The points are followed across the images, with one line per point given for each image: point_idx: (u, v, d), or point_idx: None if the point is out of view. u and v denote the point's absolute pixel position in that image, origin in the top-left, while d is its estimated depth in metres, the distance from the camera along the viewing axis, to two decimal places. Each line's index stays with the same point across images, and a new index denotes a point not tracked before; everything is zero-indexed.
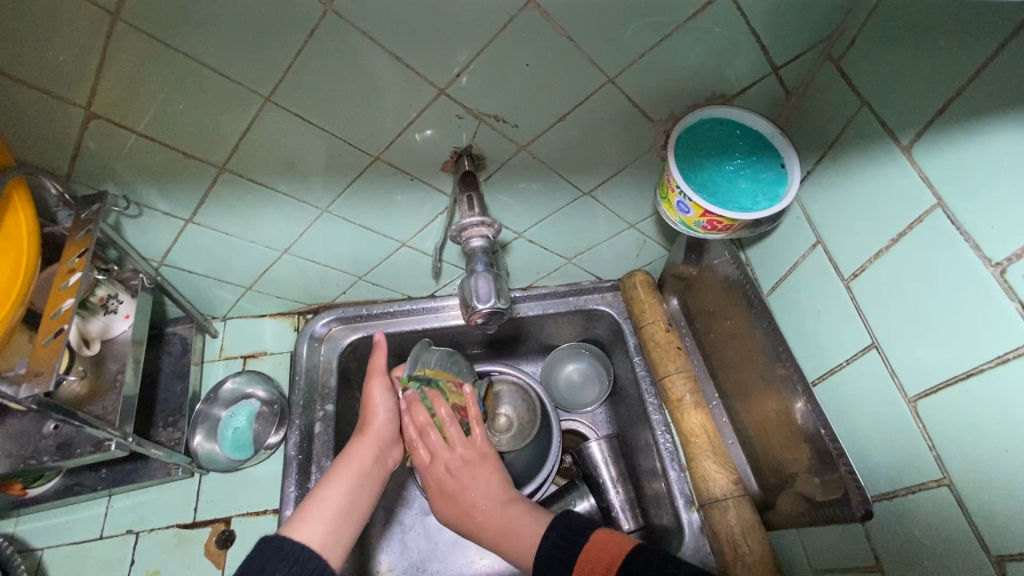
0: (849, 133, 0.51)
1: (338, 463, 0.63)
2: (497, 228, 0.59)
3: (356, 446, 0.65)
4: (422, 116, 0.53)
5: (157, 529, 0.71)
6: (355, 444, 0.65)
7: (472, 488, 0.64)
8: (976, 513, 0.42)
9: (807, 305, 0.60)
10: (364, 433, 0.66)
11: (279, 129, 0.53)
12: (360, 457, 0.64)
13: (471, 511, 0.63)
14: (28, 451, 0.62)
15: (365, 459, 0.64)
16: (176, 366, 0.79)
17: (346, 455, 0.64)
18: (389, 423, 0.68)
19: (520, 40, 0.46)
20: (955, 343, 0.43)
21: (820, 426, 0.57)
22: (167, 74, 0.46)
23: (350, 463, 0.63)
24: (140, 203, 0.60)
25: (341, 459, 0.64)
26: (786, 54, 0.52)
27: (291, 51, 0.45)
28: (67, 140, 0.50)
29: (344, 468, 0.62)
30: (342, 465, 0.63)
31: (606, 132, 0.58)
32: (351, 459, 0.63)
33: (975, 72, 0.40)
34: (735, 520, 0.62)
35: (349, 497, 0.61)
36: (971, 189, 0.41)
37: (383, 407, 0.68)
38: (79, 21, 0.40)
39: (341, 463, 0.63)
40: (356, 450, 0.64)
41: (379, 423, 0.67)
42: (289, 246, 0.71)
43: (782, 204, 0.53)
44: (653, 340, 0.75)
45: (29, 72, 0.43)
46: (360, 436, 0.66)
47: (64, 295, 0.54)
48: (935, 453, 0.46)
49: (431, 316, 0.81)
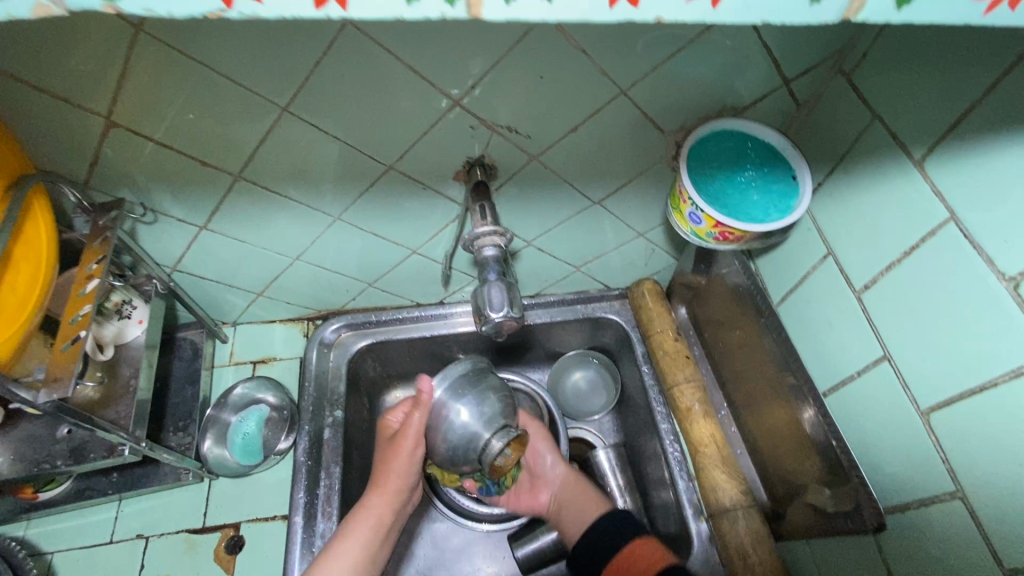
0: (860, 146, 0.51)
1: (355, 516, 0.63)
2: (509, 238, 0.60)
3: (371, 499, 0.64)
4: (436, 126, 0.54)
5: (166, 534, 0.71)
6: (371, 496, 0.64)
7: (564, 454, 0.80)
8: (989, 526, 0.42)
9: (817, 316, 0.60)
10: (380, 485, 0.64)
11: (296, 139, 0.54)
12: (375, 512, 0.63)
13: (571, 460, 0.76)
14: (41, 455, 0.63)
15: (385, 513, 0.64)
16: (187, 370, 0.80)
17: (362, 507, 0.63)
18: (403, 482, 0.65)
19: (535, 53, 0.47)
20: (967, 356, 0.43)
21: (830, 436, 0.58)
22: (187, 85, 0.46)
23: (366, 518, 0.62)
24: (156, 210, 0.61)
25: (358, 513, 0.63)
26: (797, 68, 0.52)
27: (310, 62, 0.45)
28: (87, 148, 0.51)
29: (361, 523, 0.62)
30: (359, 519, 0.62)
31: (617, 142, 0.59)
32: (366, 515, 0.63)
33: (990, 85, 0.40)
34: (745, 531, 0.62)
35: (367, 551, 0.61)
36: (984, 203, 0.41)
37: (403, 467, 0.64)
38: (103, 34, 0.41)
39: (359, 515, 0.63)
40: (372, 503, 0.63)
41: (395, 484, 0.64)
42: (301, 253, 0.72)
43: (794, 215, 0.53)
44: (662, 350, 0.76)
45: (51, 82, 0.44)
46: (377, 488, 0.65)
47: (82, 301, 0.55)
48: (948, 465, 0.46)
49: (440, 323, 0.82)
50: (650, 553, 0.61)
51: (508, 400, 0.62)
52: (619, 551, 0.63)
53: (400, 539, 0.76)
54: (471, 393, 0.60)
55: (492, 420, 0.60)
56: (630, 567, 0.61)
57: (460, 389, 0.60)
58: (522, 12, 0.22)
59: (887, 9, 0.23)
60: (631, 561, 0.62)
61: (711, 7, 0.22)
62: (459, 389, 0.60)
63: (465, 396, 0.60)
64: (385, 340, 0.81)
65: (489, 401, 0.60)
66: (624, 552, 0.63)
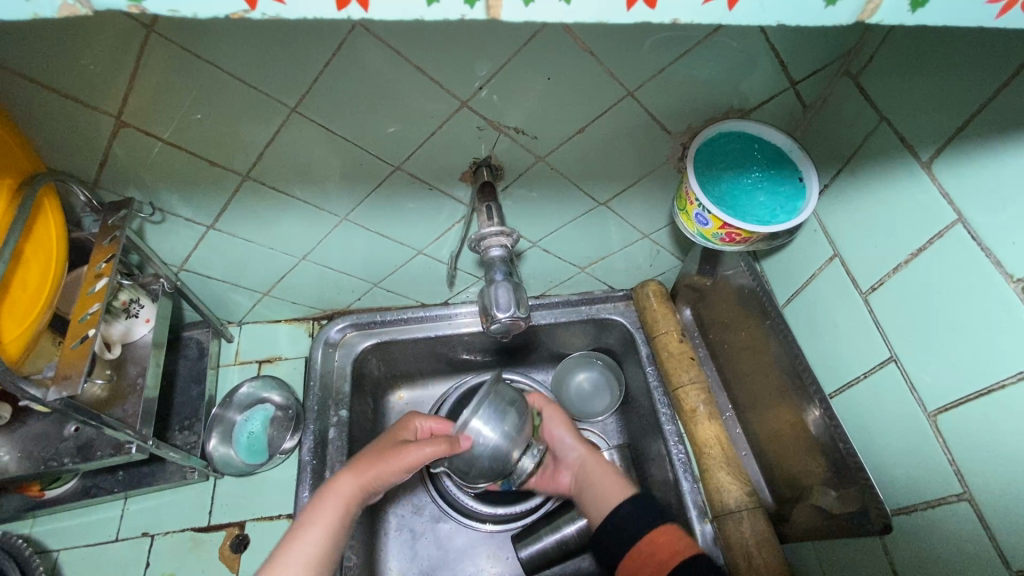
0: (867, 148, 0.52)
1: (323, 498, 0.60)
2: (516, 238, 0.60)
3: (341, 480, 0.61)
4: (444, 127, 0.54)
5: (172, 532, 0.71)
6: (344, 478, 0.61)
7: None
8: (997, 528, 0.42)
9: (823, 318, 0.60)
10: (355, 469, 0.62)
11: (304, 139, 0.54)
12: (345, 495, 0.60)
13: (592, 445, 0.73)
14: (48, 453, 0.63)
15: (351, 499, 0.60)
16: (193, 369, 0.80)
17: (331, 489, 0.60)
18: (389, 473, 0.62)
19: (543, 54, 0.47)
20: (975, 358, 0.43)
21: (837, 438, 0.58)
22: (196, 85, 0.47)
23: (336, 501, 0.60)
24: (164, 209, 0.61)
25: (327, 493, 0.60)
26: (804, 70, 0.52)
27: (319, 63, 0.46)
28: (96, 147, 0.52)
29: (327, 507, 0.59)
30: (326, 502, 0.59)
31: (623, 143, 0.59)
32: (336, 496, 0.60)
33: (1001, 85, 0.40)
34: (750, 532, 0.62)
35: (329, 540, 0.57)
36: (992, 205, 0.41)
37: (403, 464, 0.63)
38: (114, 35, 0.41)
39: (326, 497, 0.60)
40: (343, 484, 0.61)
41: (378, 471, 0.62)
42: (307, 253, 0.72)
43: (801, 217, 0.54)
44: (666, 351, 0.76)
45: (62, 82, 0.44)
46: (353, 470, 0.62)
47: (92, 300, 0.56)
48: (955, 467, 0.46)
49: (445, 323, 0.82)
50: (673, 542, 0.58)
51: (528, 414, 0.64)
52: (638, 538, 0.60)
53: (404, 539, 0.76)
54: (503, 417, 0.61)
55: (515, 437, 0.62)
56: (653, 552, 0.58)
57: (491, 412, 0.60)
58: (540, 13, 0.23)
59: (902, 12, 0.23)
60: (654, 546, 0.58)
61: (727, 9, 0.22)
62: (492, 415, 0.60)
63: (492, 418, 0.60)
64: (390, 340, 0.81)
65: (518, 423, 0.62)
66: (646, 537, 0.59)
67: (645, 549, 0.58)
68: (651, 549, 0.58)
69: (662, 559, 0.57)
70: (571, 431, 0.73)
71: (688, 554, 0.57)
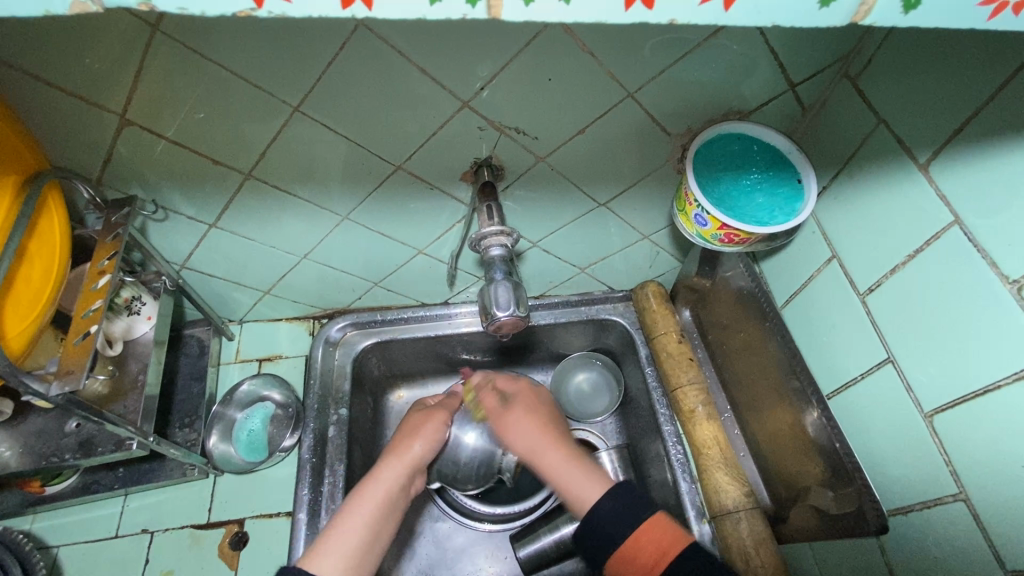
0: (865, 150, 0.52)
1: (365, 485, 0.60)
2: (516, 238, 0.61)
3: (383, 467, 0.62)
4: (445, 127, 0.54)
5: (172, 529, 0.72)
6: (386, 465, 0.62)
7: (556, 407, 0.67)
8: (992, 528, 0.43)
9: (821, 319, 0.60)
10: (394, 454, 0.64)
11: (306, 137, 0.54)
12: (388, 480, 0.61)
13: (543, 427, 0.62)
14: (49, 449, 0.63)
15: (393, 485, 0.61)
16: (193, 367, 0.80)
17: (373, 476, 0.61)
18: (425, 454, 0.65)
19: (543, 55, 0.47)
20: (971, 359, 0.44)
21: (833, 439, 0.58)
22: (199, 83, 0.47)
23: (378, 485, 0.60)
24: (167, 207, 0.61)
25: (370, 481, 0.61)
26: (803, 72, 0.53)
27: (322, 62, 0.46)
28: (101, 146, 0.52)
29: (371, 493, 0.59)
30: (369, 489, 0.60)
31: (623, 144, 0.59)
32: (380, 482, 0.60)
33: (992, 94, 0.40)
34: (747, 533, 0.62)
35: (373, 527, 0.58)
36: (988, 207, 0.41)
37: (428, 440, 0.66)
38: (120, 34, 0.42)
39: (369, 485, 0.60)
40: (385, 471, 0.62)
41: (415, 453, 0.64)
42: (308, 252, 0.72)
43: (799, 218, 0.54)
44: (665, 351, 0.76)
45: (68, 80, 0.45)
46: (392, 456, 0.64)
47: (94, 296, 0.56)
48: (951, 468, 0.46)
49: (445, 322, 0.82)
50: (658, 540, 0.51)
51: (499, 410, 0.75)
52: (622, 544, 0.52)
53: (402, 537, 0.77)
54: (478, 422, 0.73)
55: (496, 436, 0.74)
56: (633, 559, 0.51)
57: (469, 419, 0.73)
58: (539, 14, 0.23)
59: (895, 14, 0.23)
60: (636, 550, 0.51)
61: (724, 11, 0.23)
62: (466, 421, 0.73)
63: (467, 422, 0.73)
64: (390, 339, 0.81)
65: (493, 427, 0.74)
66: (629, 539, 0.52)
67: (625, 558, 0.51)
68: (629, 561, 0.51)
69: (644, 565, 0.51)
70: (522, 420, 0.63)
71: (675, 557, 0.50)
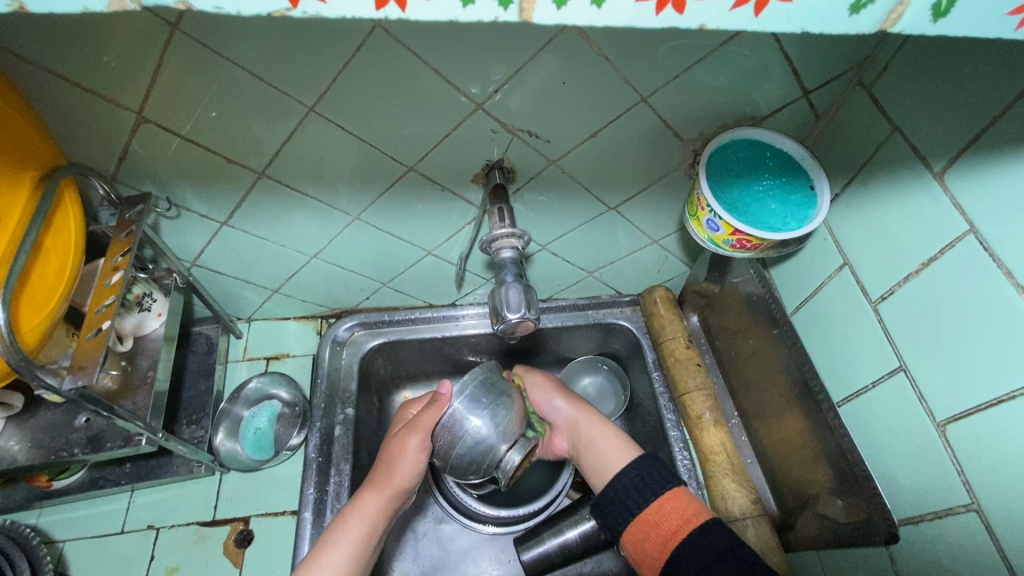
0: (879, 158, 0.52)
1: (347, 517, 0.61)
2: (527, 240, 0.61)
3: (364, 498, 0.63)
4: (459, 129, 0.55)
5: (177, 526, 0.72)
6: (367, 498, 0.62)
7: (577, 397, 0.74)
8: (1004, 539, 0.42)
9: (832, 327, 0.60)
10: (376, 484, 0.63)
11: (320, 138, 0.54)
12: (368, 513, 0.61)
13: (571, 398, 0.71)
14: (59, 443, 0.64)
15: (377, 515, 0.62)
16: (202, 364, 0.81)
17: (355, 509, 0.62)
18: (409, 477, 0.64)
19: (559, 59, 0.47)
20: (985, 368, 0.43)
21: (843, 447, 0.58)
22: (215, 82, 0.47)
23: (360, 520, 0.61)
24: (180, 205, 0.62)
25: (351, 515, 0.61)
26: (817, 79, 0.53)
27: (338, 63, 0.46)
28: (117, 143, 0.52)
29: (349, 529, 0.60)
30: (348, 524, 0.61)
31: (635, 148, 0.59)
32: (358, 516, 0.61)
33: (997, 114, 0.41)
34: (753, 540, 0.62)
35: (355, 561, 0.59)
36: (1003, 217, 0.41)
37: (409, 464, 0.63)
38: (141, 32, 0.42)
39: (350, 518, 0.61)
40: (367, 504, 0.62)
41: (398, 478, 0.63)
42: (318, 251, 0.73)
43: (812, 225, 0.54)
44: (672, 357, 0.76)
45: (88, 78, 0.45)
46: (374, 488, 0.63)
47: (108, 292, 0.56)
48: (963, 478, 0.46)
49: (452, 324, 0.82)
50: (682, 509, 0.54)
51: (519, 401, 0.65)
52: (646, 505, 0.55)
53: (406, 538, 0.77)
54: (489, 404, 0.62)
55: (506, 432, 0.63)
56: (657, 524, 0.53)
57: (479, 397, 0.62)
58: (571, 17, 0.23)
59: (925, 22, 0.23)
60: (661, 515, 0.54)
61: (754, 16, 0.23)
62: (477, 399, 0.62)
63: (480, 407, 0.62)
64: (397, 340, 0.81)
65: (503, 413, 0.63)
66: (652, 505, 0.55)
67: (648, 522, 0.54)
68: (645, 531, 0.54)
69: (667, 531, 0.53)
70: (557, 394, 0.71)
71: (697, 526, 0.52)
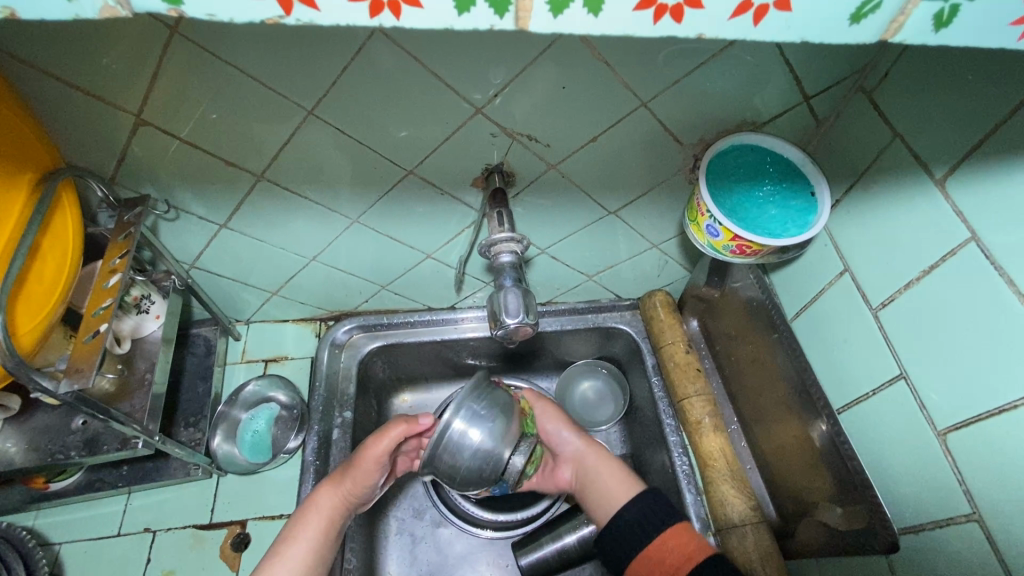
0: (880, 164, 0.52)
1: (305, 514, 0.61)
2: (526, 244, 0.61)
3: (322, 494, 0.62)
4: (459, 133, 0.55)
5: (174, 529, 0.71)
6: (322, 493, 0.62)
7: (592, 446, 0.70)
8: (1004, 548, 0.42)
9: (831, 333, 0.60)
10: (334, 480, 0.63)
11: (320, 140, 0.54)
12: (326, 510, 0.61)
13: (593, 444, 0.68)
14: (55, 445, 0.63)
15: (334, 509, 0.62)
16: (200, 366, 0.81)
17: (311, 503, 0.61)
18: (370, 479, 0.63)
19: (558, 63, 0.47)
20: (985, 376, 0.43)
21: (844, 453, 0.58)
22: (213, 85, 0.47)
23: (316, 515, 0.61)
24: (179, 207, 0.61)
25: (308, 512, 0.61)
26: (818, 85, 0.53)
27: (338, 67, 0.46)
28: (115, 145, 0.52)
29: (309, 524, 0.60)
30: (307, 519, 0.61)
31: (635, 152, 0.59)
32: (314, 513, 0.61)
33: (996, 124, 0.41)
34: (753, 546, 0.62)
35: (313, 557, 0.59)
36: (1005, 225, 0.41)
37: (370, 464, 0.62)
38: (139, 34, 0.42)
39: (308, 515, 0.61)
40: (324, 499, 0.61)
41: (356, 479, 0.62)
42: (317, 254, 0.73)
43: (812, 231, 0.54)
44: (672, 361, 0.75)
45: (87, 81, 0.45)
46: (331, 484, 0.63)
47: (105, 295, 0.56)
48: (964, 487, 0.45)
49: (451, 327, 0.82)
50: (684, 545, 0.52)
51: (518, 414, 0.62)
52: (648, 540, 0.54)
53: (403, 541, 0.77)
54: (489, 415, 0.58)
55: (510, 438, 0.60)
56: (660, 562, 0.52)
57: (477, 410, 0.58)
58: (568, 25, 0.23)
59: (925, 32, 0.23)
60: (664, 552, 0.52)
61: (753, 26, 0.23)
62: (479, 410, 0.57)
63: (484, 418, 0.58)
64: (396, 343, 0.81)
65: (505, 419, 0.59)
66: (654, 542, 0.53)
67: (650, 559, 0.52)
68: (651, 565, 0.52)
69: (670, 567, 0.51)
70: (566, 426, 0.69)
71: (698, 563, 0.50)
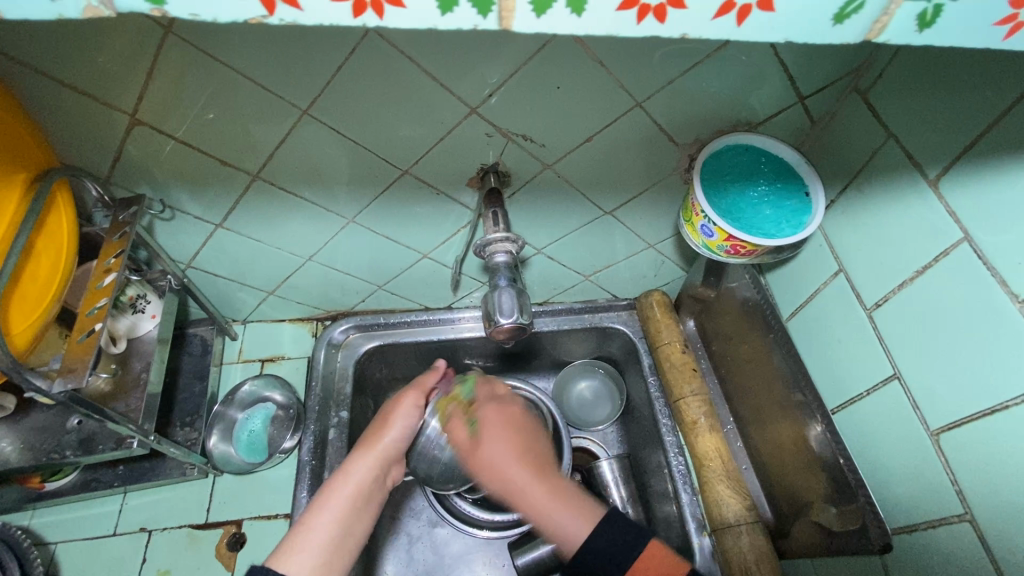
0: (874, 164, 0.52)
1: (336, 480, 0.59)
2: (520, 244, 0.61)
3: (355, 460, 0.61)
4: (454, 133, 0.55)
5: (170, 529, 0.71)
6: (356, 458, 0.61)
7: (532, 442, 0.63)
8: (996, 549, 0.42)
9: (827, 334, 0.60)
10: (366, 447, 0.62)
11: (314, 140, 0.54)
12: (358, 474, 0.60)
13: (525, 454, 0.60)
14: (51, 445, 0.63)
15: (366, 476, 0.60)
16: (196, 366, 0.81)
17: (344, 469, 0.60)
18: (400, 442, 0.63)
19: (553, 63, 0.47)
20: (978, 377, 0.43)
21: (837, 454, 0.58)
22: (208, 85, 0.47)
23: (347, 480, 0.59)
24: (174, 206, 0.61)
25: (340, 477, 0.59)
26: (813, 85, 0.53)
27: (332, 67, 0.46)
28: (110, 145, 0.52)
29: (340, 489, 0.58)
30: (338, 484, 0.59)
31: (631, 153, 0.59)
32: (347, 476, 0.59)
33: (989, 125, 0.41)
34: (748, 547, 0.62)
35: (344, 524, 0.57)
36: (998, 225, 0.41)
37: (401, 427, 0.64)
38: (134, 35, 0.42)
39: (339, 480, 0.59)
40: (356, 466, 0.60)
41: (389, 439, 0.63)
42: (313, 254, 0.72)
43: (806, 231, 0.54)
44: (668, 361, 0.75)
45: (82, 81, 0.45)
46: (364, 448, 0.62)
47: (100, 295, 0.56)
48: (957, 488, 0.45)
49: (447, 327, 0.82)
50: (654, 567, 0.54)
51: None
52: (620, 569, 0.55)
53: (399, 540, 0.77)
54: None
55: None
56: None
57: None
58: (552, 25, 0.23)
59: (909, 32, 0.23)
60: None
61: (737, 26, 0.23)
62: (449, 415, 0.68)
63: None
64: (392, 342, 0.81)
65: None
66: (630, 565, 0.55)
67: None
68: None
69: None
70: (495, 454, 0.60)
71: None
